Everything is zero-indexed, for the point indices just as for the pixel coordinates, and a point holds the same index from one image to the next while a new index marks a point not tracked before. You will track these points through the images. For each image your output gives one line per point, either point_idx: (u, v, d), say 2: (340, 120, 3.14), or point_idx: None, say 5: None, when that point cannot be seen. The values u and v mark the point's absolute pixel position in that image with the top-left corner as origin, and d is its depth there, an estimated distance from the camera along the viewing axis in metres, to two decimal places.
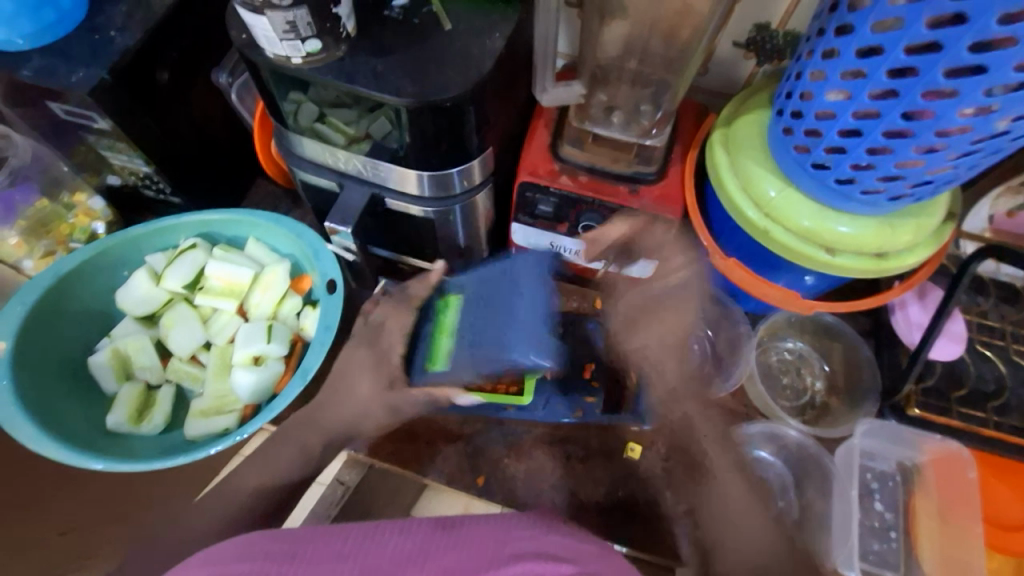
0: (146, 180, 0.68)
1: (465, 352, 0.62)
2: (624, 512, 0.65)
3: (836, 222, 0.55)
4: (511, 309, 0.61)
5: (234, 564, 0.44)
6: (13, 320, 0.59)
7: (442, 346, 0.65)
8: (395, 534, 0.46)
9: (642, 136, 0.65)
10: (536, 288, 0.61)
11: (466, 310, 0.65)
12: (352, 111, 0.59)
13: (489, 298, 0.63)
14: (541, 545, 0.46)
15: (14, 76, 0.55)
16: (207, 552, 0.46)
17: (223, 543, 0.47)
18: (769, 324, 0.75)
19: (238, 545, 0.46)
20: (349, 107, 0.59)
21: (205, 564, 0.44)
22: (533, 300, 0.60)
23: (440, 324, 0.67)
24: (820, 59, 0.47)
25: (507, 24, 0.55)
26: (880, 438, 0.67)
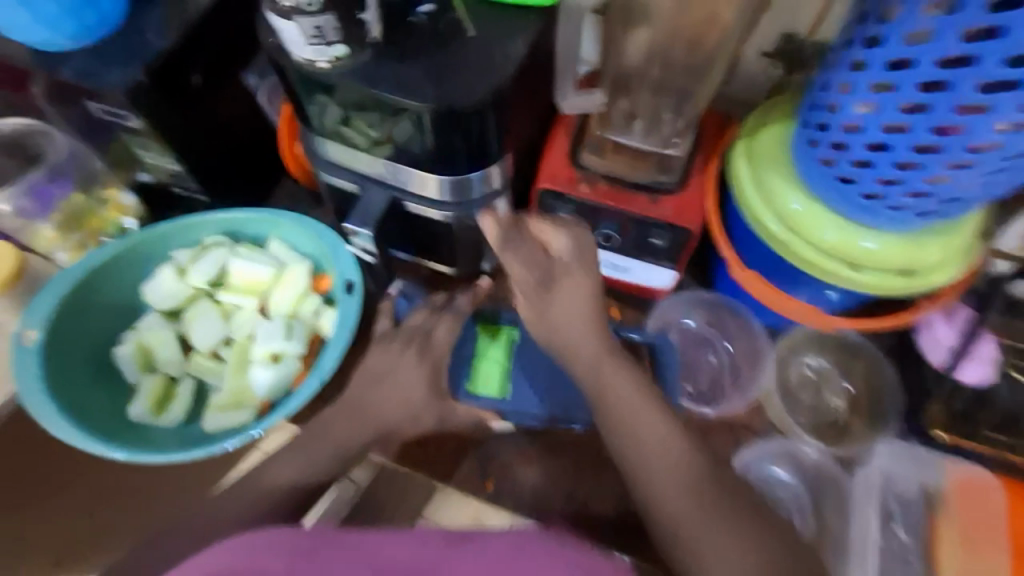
0: (176, 178, 0.70)
1: (521, 388, 0.69)
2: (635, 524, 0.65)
3: (860, 237, 0.54)
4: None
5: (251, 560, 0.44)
6: (44, 310, 0.62)
7: (488, 372, 0.69)
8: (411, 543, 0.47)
9: (664, 145, 0.66)
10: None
11: (519, 350, 0.71)
12: (375, 115, 0.58)
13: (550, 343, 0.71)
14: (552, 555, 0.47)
15: (56, 75, 0.58)
16: (234, 541, 0.46)
17: (229, 542, 0.46)
18: (788, 339, 0.74)
19: (253, 540, 0.45)
20: (373, 111, 0.57)
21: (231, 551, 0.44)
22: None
23: (485, 351, 0.71)
24: (847, 71, 0.46)
25: (531, 30, 0.55)
26: (903, 462, 0.65)
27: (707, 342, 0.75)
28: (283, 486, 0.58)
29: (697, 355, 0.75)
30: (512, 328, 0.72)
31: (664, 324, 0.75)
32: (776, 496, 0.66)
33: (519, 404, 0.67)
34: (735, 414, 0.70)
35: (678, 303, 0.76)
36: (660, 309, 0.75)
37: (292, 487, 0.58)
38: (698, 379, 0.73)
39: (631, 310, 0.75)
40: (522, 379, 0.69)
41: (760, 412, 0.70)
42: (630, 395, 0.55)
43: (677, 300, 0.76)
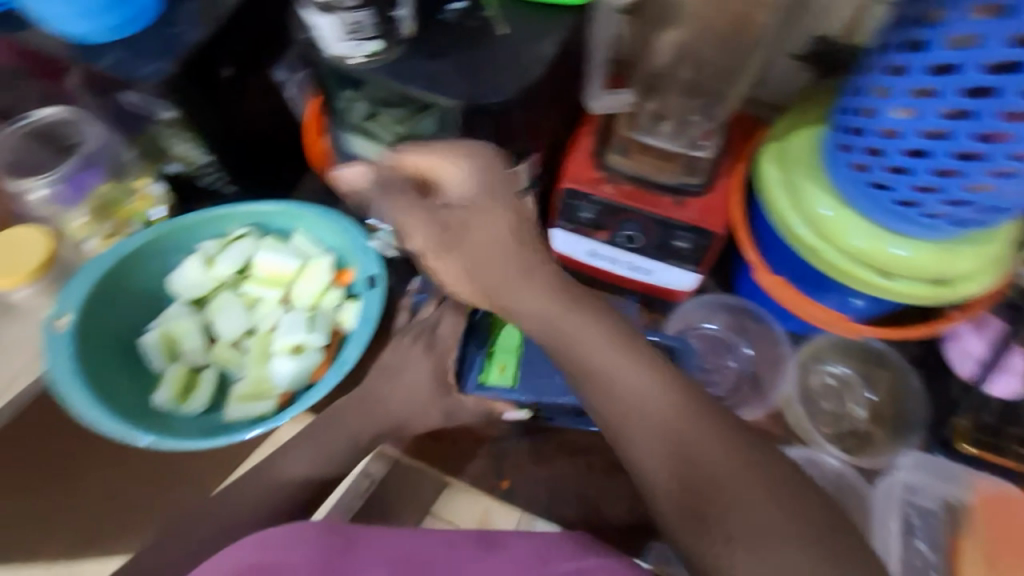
0: (204, 170, 0.71)
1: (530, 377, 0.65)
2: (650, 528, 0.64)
3: (891, 245, 0.53)
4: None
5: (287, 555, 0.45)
6: (76, 296, 0.63)
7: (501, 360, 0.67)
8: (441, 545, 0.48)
9: (692, 146, 0.65)
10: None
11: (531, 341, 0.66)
12: (400, 111, 0.59)
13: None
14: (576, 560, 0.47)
15: (92, 66, 0.59)
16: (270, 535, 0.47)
17: (268, 534, 0.47)
18: (812, 345, 0.73)
19: (287, 534, 0.47)
20: (398, 106, 0.59)
21: (267, 547, 0.45)
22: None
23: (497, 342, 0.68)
24: (886, 75, 0.45)
25: (562, 29, 0.55)
26: (928, 473, 0.64)
27: (728, 347, 0.74)
28: None
29: (717, 359, 0.74)
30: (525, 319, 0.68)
31: (684, 327, 0.75)
32: None
33: (527, 394, 0.64)
34: (755, 421, 0.69)
35: (700, 307, 0.76)
36: (681, 311, 0.75)
37: None
38: (717, 385, 0.72)
39: (651, 312, 0.75)
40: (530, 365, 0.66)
41: (780, 419, 0.69)
42: (603, 352, 0.47)
43: (696, 303, 0.76)
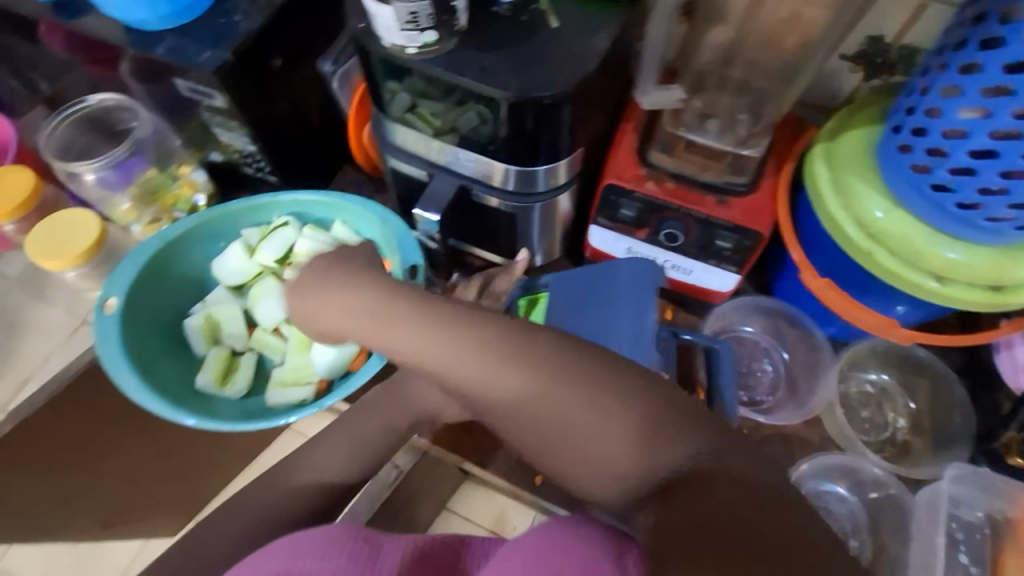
0: (248, 158, 0.72)
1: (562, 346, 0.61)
2: None
3: (947, 249, 0.52)
4: (610, 320, 0.61)
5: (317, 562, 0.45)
6: (125, 278, 0.64)
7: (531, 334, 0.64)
8: None
9: (739, 145, 0.63)
10: (637, 299, 0.60)
11: (559, 313, 0.64)
12: (439, 104, 0.59)
13: (588, 303, 0.63)
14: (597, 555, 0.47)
15: (148, 53, 0.60)
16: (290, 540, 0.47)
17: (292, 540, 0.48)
18: (851, 353, 0.72)
19: (316, 541, 0.47)
20: (437, 99, 0.59)
21: (291, 555, 0.46)
22: (636, 306, 0.60)
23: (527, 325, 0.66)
24: (955, 73, 0.44)
25: (614, 24, 0.54)
26: (970, 485, 0.61)
27: (764, 350, 0.74)
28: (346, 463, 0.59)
29: (752, 363, 0.73)
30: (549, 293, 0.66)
31: (720, 329, 0.74)
32: (831, 512, 0.66)
33: None
34: (790, 425, 0.68)
35: (737, 309, 0.75)
36: (718, 312, 0.74)
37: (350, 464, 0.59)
38: (753, 388, 0.72)
39: (685, 312, 0.75)
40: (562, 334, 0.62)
41: (818, 425, 0.68)
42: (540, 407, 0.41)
43: (734, 307, 0.74)
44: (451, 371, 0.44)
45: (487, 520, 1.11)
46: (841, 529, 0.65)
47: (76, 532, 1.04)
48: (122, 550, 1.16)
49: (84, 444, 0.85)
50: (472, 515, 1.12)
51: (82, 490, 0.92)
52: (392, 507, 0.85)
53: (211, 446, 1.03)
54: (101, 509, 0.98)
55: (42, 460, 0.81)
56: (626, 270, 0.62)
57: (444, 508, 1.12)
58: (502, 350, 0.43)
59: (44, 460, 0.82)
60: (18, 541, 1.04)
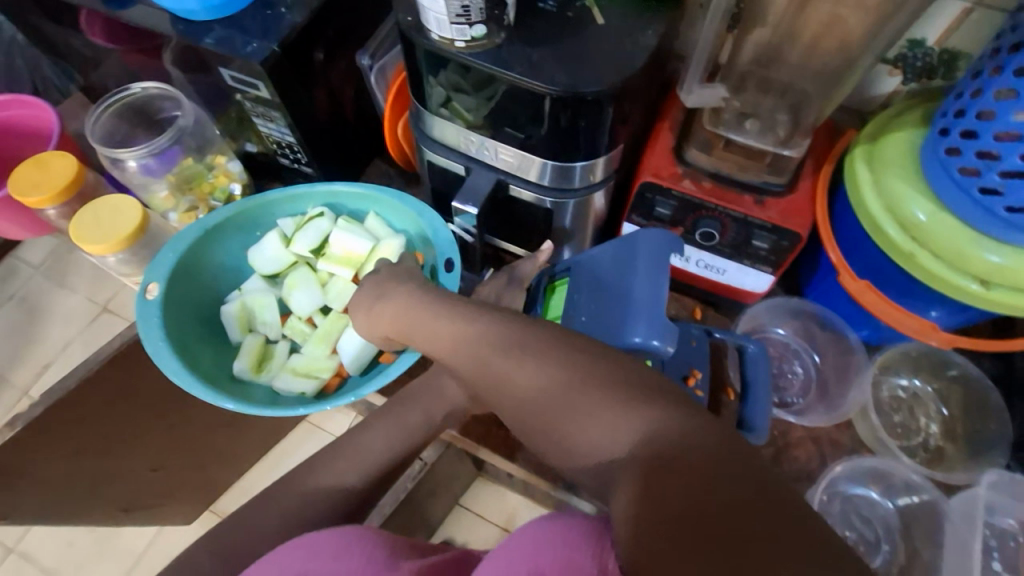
0: (285, 149, 0.73)
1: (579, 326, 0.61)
2: None
3: (993, 253, 0.51)
4: (627, 291, 0.58)
5: (335, 563, 0.44)
6: (166, 265, 0.65)
7: (553, 312, 0.65)
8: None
9: (780, 145, 0.63)
10: (652, 267, 0.58)
11: (576, 293, 0.63)
12: (472, 99, 0.59)
13: (602, 281, 0.61)
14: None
15: (196, 43, 0.61)
16: (303, 544, 0.46)
17: (308, 538, 0.47)
18: (884, 357, 0.71)
19: (335, 542, 0.46)
20: (469, 93, 0.59)
21: (309, 555, 0.45)
22: (648, 273, 0.58)
23: (549, 311, 0.66)
24: (1011, 76, 0.44)
25: (661, 22, 0.54)
26: (1004, 493, 0.61)
27: (794, 352, 0.74)
28: (379, 453, 0.59)
29: (783, 365, 0.73)
30: (569, 277, 0.66)
31: (751, 331, 0.74)
32: (862, 515, 0.66)
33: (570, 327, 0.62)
34: (821, 428, 0.67)
35: (769, 311, 0.75)
36: (750, 313, 0.74)
37: (383, 453, 0.59)
38: (784, 390, 0.72)
39: (715, 312, 0.75)
40: (579, 311, 0.62)
41: (850, 429, 0.67)
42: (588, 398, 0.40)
43: (767, 307, 0.74)
44: (498, 362, 0.44)
45: (500, 518, 1.11)
46: (872, 533, 0.66)
47: (96, 517, 1.05)
48: (138, 535, 1.17)
49: (110, 428, 0.85)
50: (486, 512, 1.12)
51: (107, 474, 0.93)
52: (413, 500, 0.85)
53: (232, 436, 1.04)
54: (121, 494, 0.99)
55: (71, 442, 0.82)
56: (638, 237, 0.60)
57: (457, 504, 1.12)
58: (548, 341, 0.43)
59: (74, 443, 0.83)
60: (38, 524, 1.04)
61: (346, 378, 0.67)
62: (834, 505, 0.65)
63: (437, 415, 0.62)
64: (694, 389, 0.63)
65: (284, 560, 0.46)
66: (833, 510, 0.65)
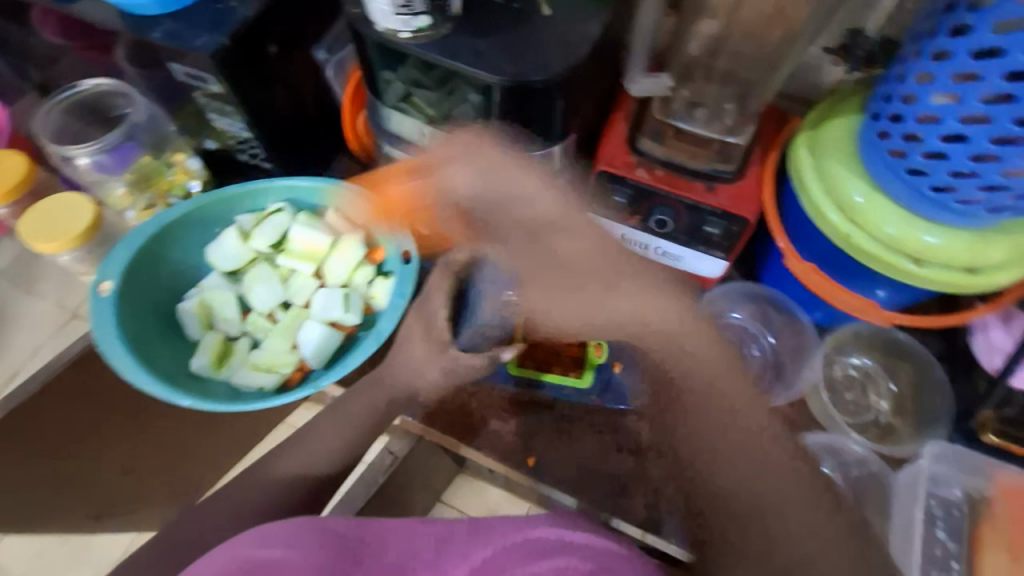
0: (243, 144, 0.72)
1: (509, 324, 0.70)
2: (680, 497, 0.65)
3: (925, 232, 0.54)
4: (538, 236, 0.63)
5: (282, 551, 0.49)
6: (120, 262, 0.64)
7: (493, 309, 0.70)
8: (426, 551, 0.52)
9: (726, 133, 0.65)
10: None
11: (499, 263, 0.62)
12: (434, 94, 0.61)
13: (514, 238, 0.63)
14: (547, 531, 0.54)
15: (145, 37, 0.60)
16: (251, 532, 0.50)
17: (265, 526, 0.51)
18: (835, 337, 0.73)
19: (286, 530, 0.50)
20: (432, 89, 0.60)
21: (256, 545, 0.49)
22: None
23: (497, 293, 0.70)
24: (928, 60, 0.46)
25: (606, 12, 0.55)
26: (948, 464, 0.65)
27: (752, 336, 0.75)
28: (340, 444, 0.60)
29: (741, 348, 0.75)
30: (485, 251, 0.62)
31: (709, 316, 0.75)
32: None
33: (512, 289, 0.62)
34: (777, 406, 0.69)
35: (725, 295, 0.77)
36: (706, 299, 0.75)
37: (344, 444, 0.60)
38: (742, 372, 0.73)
39: None
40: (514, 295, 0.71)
41: (804, 408, 0.69)
42: None
43: (722, 292, 0.76)
44: None
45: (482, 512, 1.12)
46: None
47: (67, 524, 1.03)
48: (113, 543, 1.15)
49: (76, 432, 0.84)
50: (467, 507, 1.12)
51: (75, 480, 0.91)
52: (387, 495, 0.86)
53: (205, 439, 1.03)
54: (92, 499, 0.98)
55: (34, 447, 0.81)
56: None
57: (439, 500, 1.12)
58: None
59: (38, 448, 0.81)
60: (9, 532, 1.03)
61: (308, 373, 0.67)
62: None
63: (382, 403, 0.65)
64: (650, 371, 0.68)
65: (237, 546, 0.49)
66: None
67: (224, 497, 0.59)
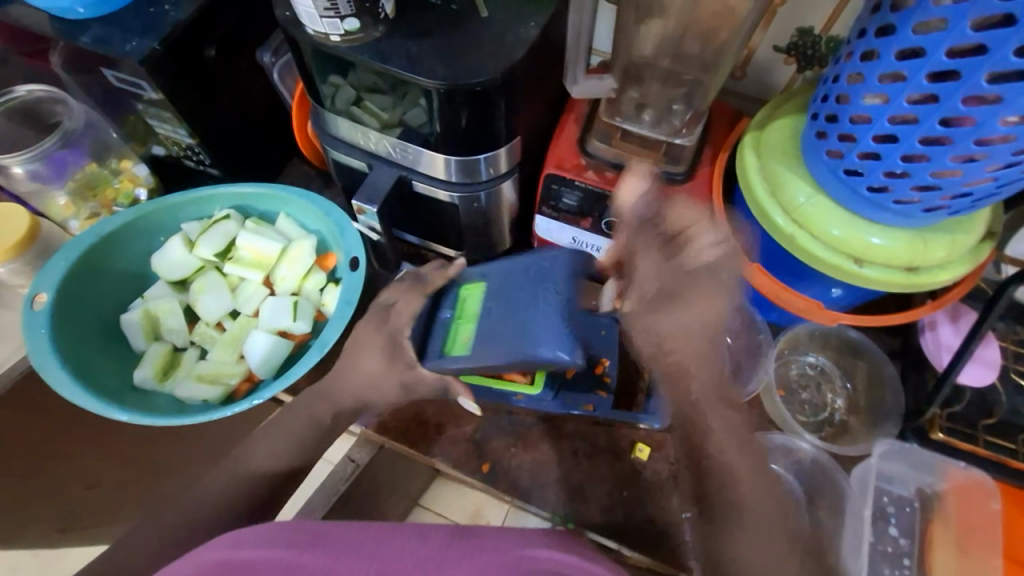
0: (188, 151, 0.71)
1: (493, 345, 0.60)
2: (636, 499, 0.65)
3: (867, 233, 0.54)
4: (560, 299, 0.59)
5: (259, 553, 0.48)
6: (56, 273, 0.63)
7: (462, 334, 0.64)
8: (416, 539, 0.49)
9: (673, 134, 0.65)
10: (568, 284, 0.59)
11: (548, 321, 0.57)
12: (388, 98, 0.59)
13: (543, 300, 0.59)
14: (546, 552, 0.50)
15: (73, 42, 0.59)
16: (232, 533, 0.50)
17: (249, 528, 0.51)
18: (790, 336, 0.74)
19: (266, 532, 0.50)
20: (385, 93, 0.59)
21: (230, 546, 0.49)
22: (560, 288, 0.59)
23: (462, 311, 0.65)
24: (858, 60, 0.46)
25: (544, 13, 0.55)
26: (898, 460, 0.65)
27: None
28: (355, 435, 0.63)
29: None
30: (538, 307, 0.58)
31: None
32: None
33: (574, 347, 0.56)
34: None
35: None
36: None
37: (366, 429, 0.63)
38: None
39: None
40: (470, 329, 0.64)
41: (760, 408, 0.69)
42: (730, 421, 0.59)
43: None
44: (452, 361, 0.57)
45: (462, 516, 1.11)
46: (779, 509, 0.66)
47: (33, 539, 1.01)
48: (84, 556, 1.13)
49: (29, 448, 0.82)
50: (446, 510, 1.12)
51: (33, 496, 0.89)
52: (352, 503, 0.84)
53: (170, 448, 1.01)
54: (55, 514, 0.95)
55: None
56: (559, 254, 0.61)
57: (418, 505, 1.12)
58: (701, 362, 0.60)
59: None
60: None
61: (257, 382, 0.66)
62: None
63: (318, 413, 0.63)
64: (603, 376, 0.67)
65: (206, 550, 0.49)
66: None
67: (167, 511, 0.58)
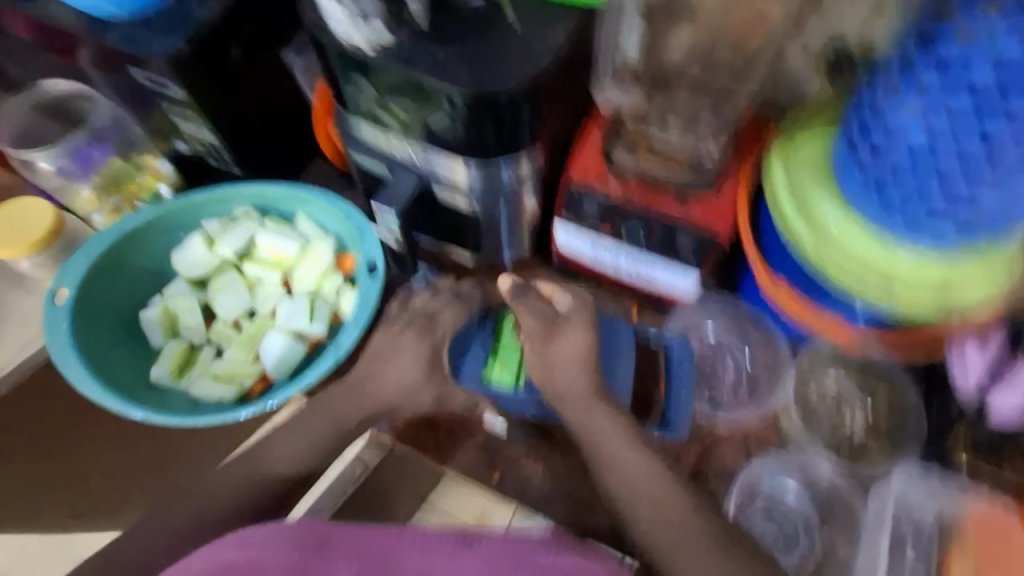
0: (211, 150, 0.71)
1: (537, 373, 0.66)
2: None
3: (895, 252, 0.53)
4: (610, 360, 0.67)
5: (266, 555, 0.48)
6: (79, 269, 0.64)
7: (503, 359, 0.67)
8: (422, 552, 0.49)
9: (699, 146, 0.64)
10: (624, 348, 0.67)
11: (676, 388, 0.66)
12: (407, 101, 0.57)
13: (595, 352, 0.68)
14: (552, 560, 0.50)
15: (102, 41, 0.59)
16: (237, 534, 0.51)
17: (258, 529, 0.51)
18: (812, 353, 0.72)
19: (275, 534, 0.50)
20: (405, 96, 0.56)
21: (238, 548, 0.49)
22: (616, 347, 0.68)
23: (502, 338, 0.68)
24: (895, 75, 0.46)
25: (572, 21, 0.54)
26: (922, 489, 0.64)
27: (726, 349, 0.73)
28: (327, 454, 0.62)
29: (715, 362, 0.73)
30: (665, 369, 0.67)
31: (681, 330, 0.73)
32: (781, 510, 0.66)
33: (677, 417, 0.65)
34: (748, 424, 0.68)
35: (698, 308, 0.74)
36: (677, 313, 0.73)
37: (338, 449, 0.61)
38: (716, 388, 0.71)
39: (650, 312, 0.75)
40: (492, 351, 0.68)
41: (775, 426, 0.68)
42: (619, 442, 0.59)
43: (697, 306, 0.73)
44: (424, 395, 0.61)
45: None
46: (791, 527, 0.66)
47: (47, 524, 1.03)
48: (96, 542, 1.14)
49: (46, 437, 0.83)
50: None
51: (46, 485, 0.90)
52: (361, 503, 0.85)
53: None
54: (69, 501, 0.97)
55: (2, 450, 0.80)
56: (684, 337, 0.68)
57: None
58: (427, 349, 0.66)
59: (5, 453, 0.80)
60: None
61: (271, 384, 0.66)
62: (754, 503, 0.66)
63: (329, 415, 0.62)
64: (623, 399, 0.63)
65: (216, 551, 0.50)
66: (752, 507, 0.66)
67: (180, 509, 0.58)
